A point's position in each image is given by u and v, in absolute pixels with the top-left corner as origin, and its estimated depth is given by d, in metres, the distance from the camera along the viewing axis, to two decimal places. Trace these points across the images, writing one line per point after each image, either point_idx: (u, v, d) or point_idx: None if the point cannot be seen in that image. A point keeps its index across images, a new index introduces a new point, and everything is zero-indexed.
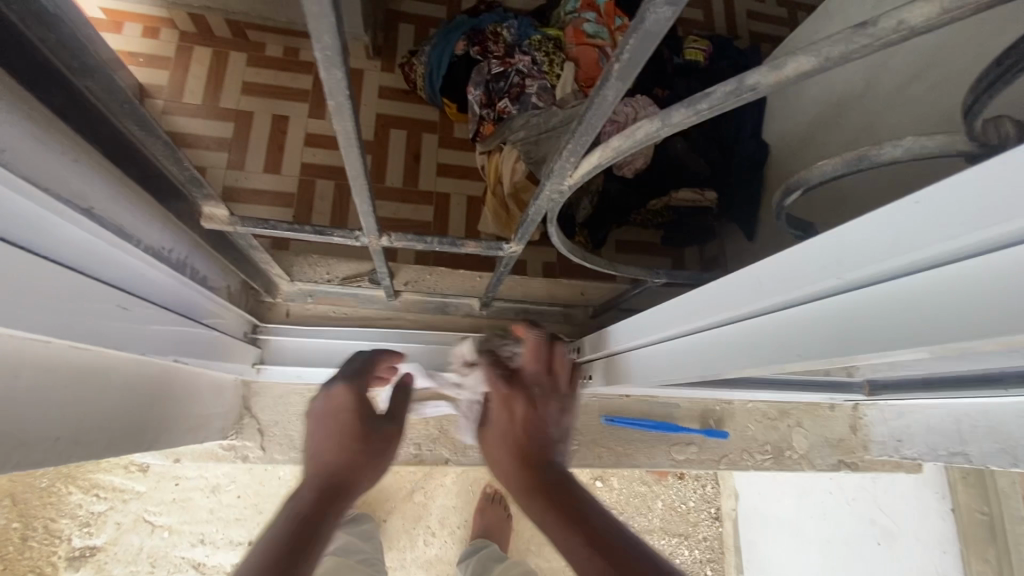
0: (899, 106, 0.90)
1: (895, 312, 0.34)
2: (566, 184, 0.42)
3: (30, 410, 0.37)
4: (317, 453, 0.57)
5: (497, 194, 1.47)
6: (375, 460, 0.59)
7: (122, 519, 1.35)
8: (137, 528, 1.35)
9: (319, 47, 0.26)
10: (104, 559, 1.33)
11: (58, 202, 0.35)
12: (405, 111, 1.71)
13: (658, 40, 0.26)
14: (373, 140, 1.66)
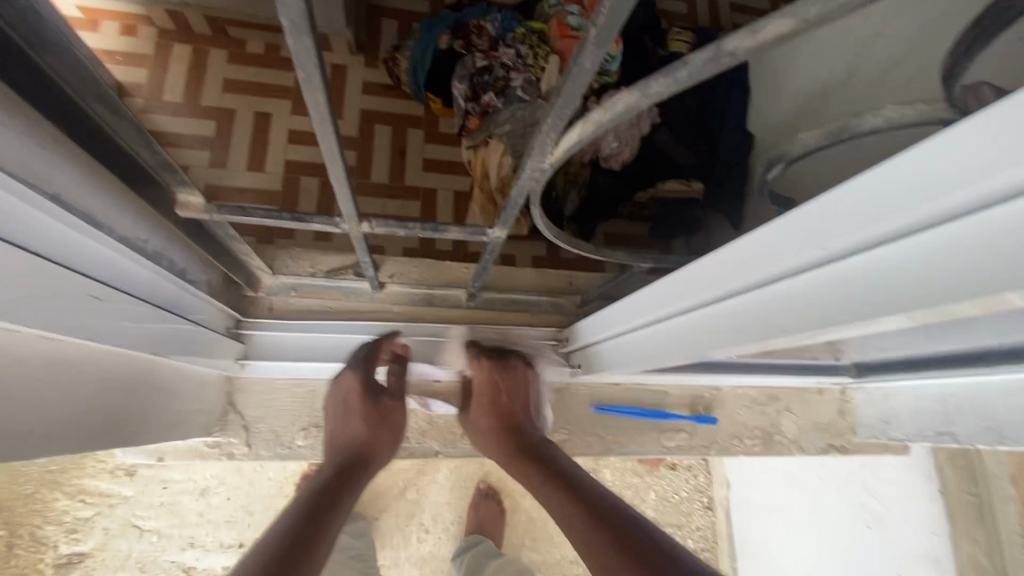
0: (881, 90, 0.90)
1: (881, 281, 0.34)
2: (548, 162, 0.42)
3: (3, 400, 0.36)
4: (341, 433, 0.67)
5: (484, 188, 1.46)
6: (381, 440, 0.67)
7: (109, 524, 1.33)
8: (124, 533, 1.33)
9: (284, 12, 0.25)
10: (92, 566, 1.31)
11: (27, 188, 0.34)
12: (389, 106, 1.69)
13: (634, 2, 0.25)
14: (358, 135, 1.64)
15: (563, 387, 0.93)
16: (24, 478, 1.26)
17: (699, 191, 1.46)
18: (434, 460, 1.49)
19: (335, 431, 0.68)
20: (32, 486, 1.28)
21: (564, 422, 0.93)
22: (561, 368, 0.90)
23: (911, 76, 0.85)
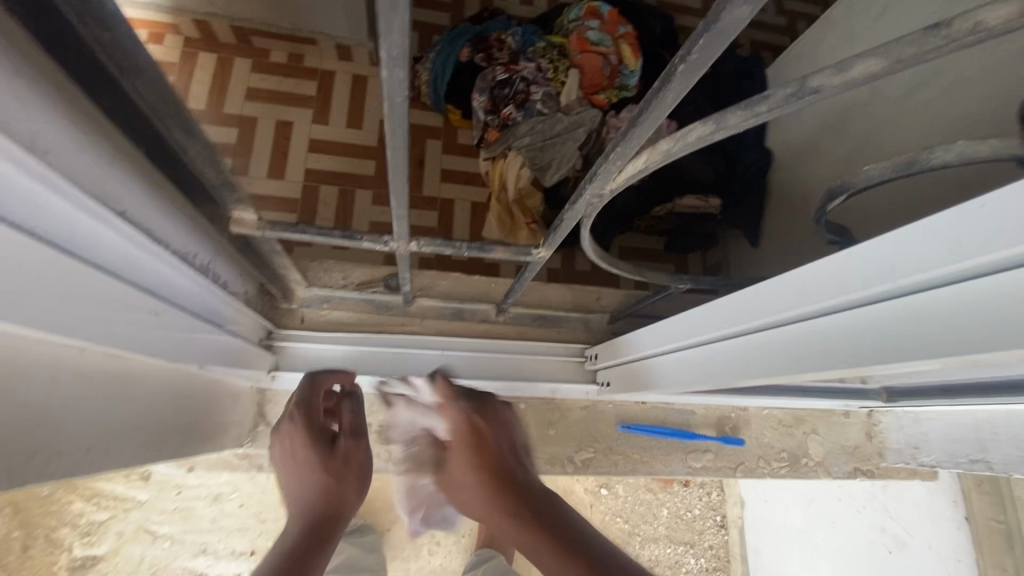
0: (907, 112, 0.90)
1: (950, 318, 0.32)
2: (609, 187, 0.42)
3: (66, 417, 0.37)
4: (296, 493, 0.59)
5: (502, 200, 1.47)
6: (347, 477, 0.60)
7: (122, 528, 1.32)
8: (139, 538, 1.33)
9: (386, 46, 0.25)
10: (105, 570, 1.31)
11: (96, 204, 0.34)
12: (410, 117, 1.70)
13: (729, 40, 0.26)
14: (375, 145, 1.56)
15: (590, 404, 0.93)
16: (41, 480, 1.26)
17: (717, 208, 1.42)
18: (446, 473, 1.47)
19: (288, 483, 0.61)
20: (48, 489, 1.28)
21: (591, 440, 0.92)
22: (588, 385, 0.91)
23: (934, 104, 0.85)
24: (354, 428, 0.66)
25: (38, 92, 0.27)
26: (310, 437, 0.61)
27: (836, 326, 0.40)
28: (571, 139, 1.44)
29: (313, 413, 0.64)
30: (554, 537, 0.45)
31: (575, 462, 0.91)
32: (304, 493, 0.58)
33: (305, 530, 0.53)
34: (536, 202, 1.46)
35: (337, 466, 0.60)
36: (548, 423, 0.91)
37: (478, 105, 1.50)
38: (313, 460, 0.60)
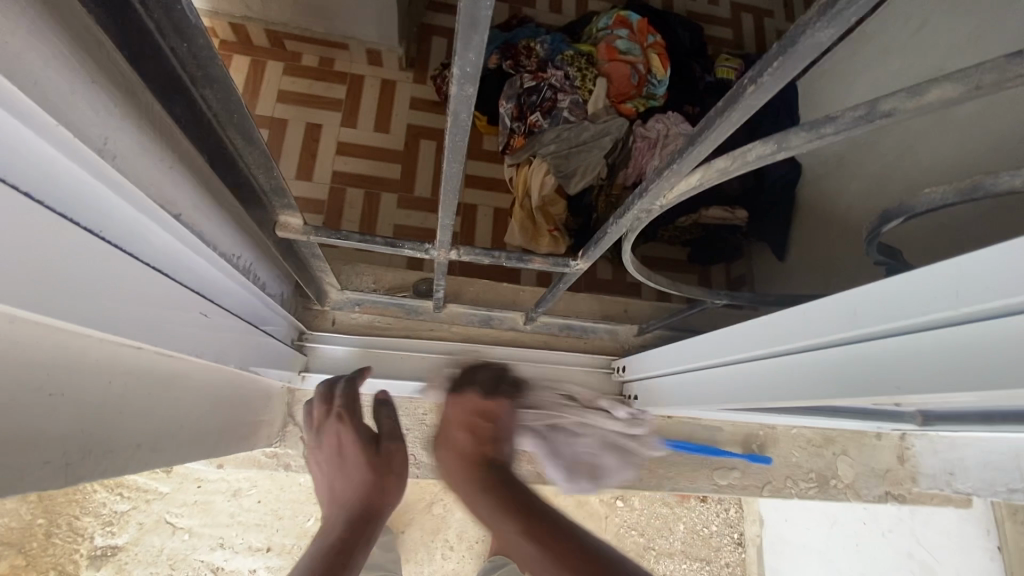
0: (943, 128, 0.88)
1: (1018, 349, 0.31)
2: (658, 204, 0.41)
3: (117, 417, 0.37)
4: (340, 489, 0.61)
5: (525, 206, 1.46)
6: (393, 478, 0.61)
7: (143, 519, 1.35)
8: (159, 529, 1.35)
9: (460, 64, 0.25)
10: (126, 559, 1.33)
11: (155, 206, 0.34)
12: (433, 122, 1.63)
13: (806, 62, 0.25)
14: (402, 149, 1.56)
15: None
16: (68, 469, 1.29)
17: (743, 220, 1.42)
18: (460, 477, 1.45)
19: (331, 483, 0.62)
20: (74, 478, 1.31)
21: None
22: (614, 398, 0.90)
23: (972, 120, 0.83)
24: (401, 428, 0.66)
25: (113, 102, 0.28)
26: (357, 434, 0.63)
27: (889, 351, 0.39)
28: (599, 147, 1.43)
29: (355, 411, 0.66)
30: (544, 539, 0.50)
31: None
32: (349, 488, 0.60)
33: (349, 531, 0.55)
34: (559, 208, 1.46)
35: (379, 468, 0.61)
36: None
37: (505, 111, 1.49)
38: (359, 457, 0.61)
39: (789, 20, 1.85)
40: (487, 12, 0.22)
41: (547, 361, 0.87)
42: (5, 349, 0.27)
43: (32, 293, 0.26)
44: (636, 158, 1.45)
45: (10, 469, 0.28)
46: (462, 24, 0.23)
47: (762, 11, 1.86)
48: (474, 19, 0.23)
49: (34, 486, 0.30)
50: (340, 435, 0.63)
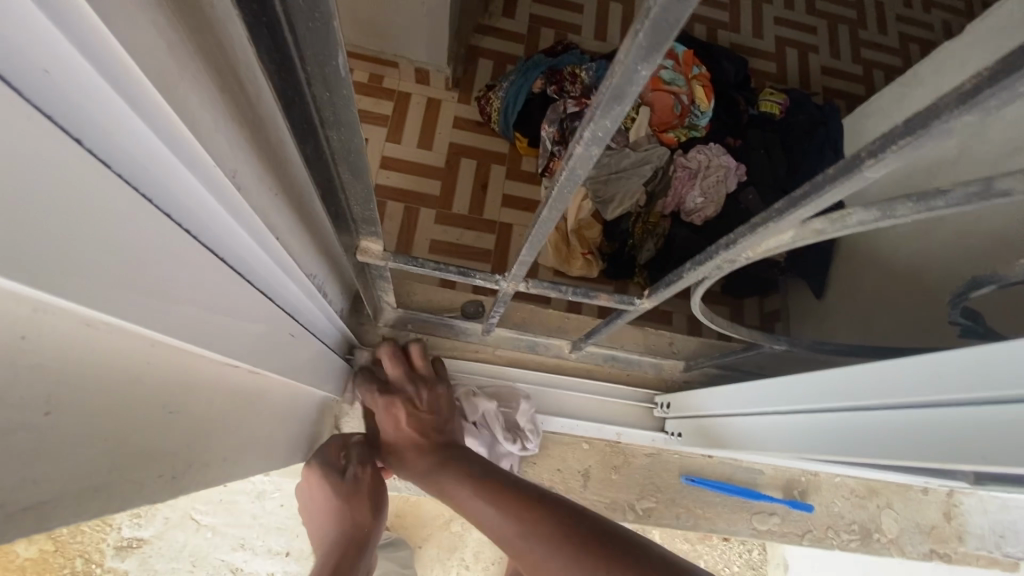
0: None
1: None
2: (744, 256, 0.43)
3: (213, 431, 0.38)
4: (326, 524, 0.70)
5: (561, 229, 1.47)
6: (366, 504, 0.71)
7: (170, 514, 1.14)
8: (182, 528, 1.14)
9: (594, 130, 0.27)
10: (151, 556, 1.13)
11: (269, 236, 0.35)
12: (474, 141, 1.63)
13: (931, 143, 0.26)
14: (443, 167, 1.59)
15: (655, 452, 0.91)
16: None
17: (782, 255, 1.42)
18: None
19: (308, 526, 0.71)
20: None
21: (654, 489, 0.90)
22: (656, 434, 0.89)
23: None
24: (368, 460, 0.74)
25: (258, 147, 0.30)
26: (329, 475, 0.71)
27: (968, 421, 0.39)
28: (638, 175, 1.43)
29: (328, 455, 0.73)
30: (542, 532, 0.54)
31: (636, 510, 0.89)
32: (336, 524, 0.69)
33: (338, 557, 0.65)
34: (593, 232, 1.47)
35: (351, 498, 0.70)
36: (612, 466, 0.90)
37: (546, 134, 1.49)
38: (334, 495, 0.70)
39: (834, 57, 1.82)
40: (638, 87, 0.24)
41: (591, 392, 0.89)
42: (143, 370, 0.28)
43: (172, 315, 0.27)
44: (675, 187, 1.46)
45: (131, 487, 0.29)
46: (608, 96, 0.24)
47: (808, 46, 1.82)
48: (621, 93, 0.24)
49: (150, 499, 0.31)
50: (323, 473, 0.71)
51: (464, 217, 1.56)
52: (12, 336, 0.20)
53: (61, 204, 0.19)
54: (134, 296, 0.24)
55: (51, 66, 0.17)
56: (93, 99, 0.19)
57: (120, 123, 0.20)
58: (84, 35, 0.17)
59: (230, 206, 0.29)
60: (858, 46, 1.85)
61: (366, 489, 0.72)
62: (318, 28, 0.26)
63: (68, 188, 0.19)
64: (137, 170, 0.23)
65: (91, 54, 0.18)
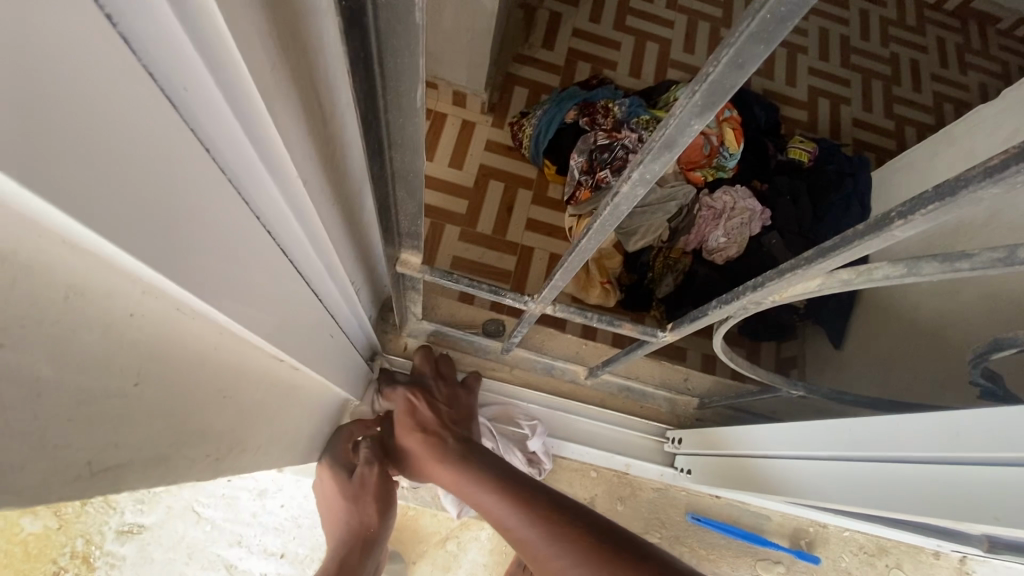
0: None
1: None
2: (769, 298, 0.44)
3: (253, 420, 0.41)
4: (336, 514, 0.75)
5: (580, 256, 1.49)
6: (372, 501, 0.75)
7: (172, 504, 0.97)
8: (186, 516, 0.97)
9: (642, 171, 0.29)
10: (150, 543, 0.96)
11: (320, 236, 0.38)
12: (505, 165, 1.67)
13: (959, 208, 0.28)
14: (472, 187, 1.63)
15: (662, 486, 0.91)
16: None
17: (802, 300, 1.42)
18: None
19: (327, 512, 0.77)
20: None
21: (658, 524, 0.90)
22: (664, 468, 0.90)
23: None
24: (374, 457, 0.77)
25: (321, 158, 0.33)
26: (336, 473, 0.75)
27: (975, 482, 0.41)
28: (662, 211, 1.46)
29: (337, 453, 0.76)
30: (547, 526, 0.59)
31: None
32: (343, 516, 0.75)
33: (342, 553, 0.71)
34: (614, 262, 1.48)
35: (359, 496, 0.74)
36: (618, 497, 0.90)
37: (575, 164, 1.52)
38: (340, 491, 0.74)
39: (866, 110, 1.84)
40: (687, 138, 0.26)
41: (602, 422, 0.90)
42: (209, 355, 0.31)
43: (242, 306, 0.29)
44: (699, 226, 1.48)
45: (181, 460, 0.30)
46: (659, 143, 0.27)
47: (841, 98, 1.85)
48: (671, 142, 0.26)
49: (195, 477, 0.33)
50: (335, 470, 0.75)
51: (488, 237, 1.60)
52: (123, 315, 0.22)
53: (186, 200, 0.22)
54: (221, 287, 0.27)
55: (193, 84, 0.20)
56: (215, 113, 0.21)
57: (228, 131, 0.23)
58: (220, 61, 0.20)
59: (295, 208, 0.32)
60: (891, 102, 1.87)
61: (372, 488, 0.75)
62: (405, 64, 0.28)
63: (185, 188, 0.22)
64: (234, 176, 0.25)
65: (225, 76, 0.20)
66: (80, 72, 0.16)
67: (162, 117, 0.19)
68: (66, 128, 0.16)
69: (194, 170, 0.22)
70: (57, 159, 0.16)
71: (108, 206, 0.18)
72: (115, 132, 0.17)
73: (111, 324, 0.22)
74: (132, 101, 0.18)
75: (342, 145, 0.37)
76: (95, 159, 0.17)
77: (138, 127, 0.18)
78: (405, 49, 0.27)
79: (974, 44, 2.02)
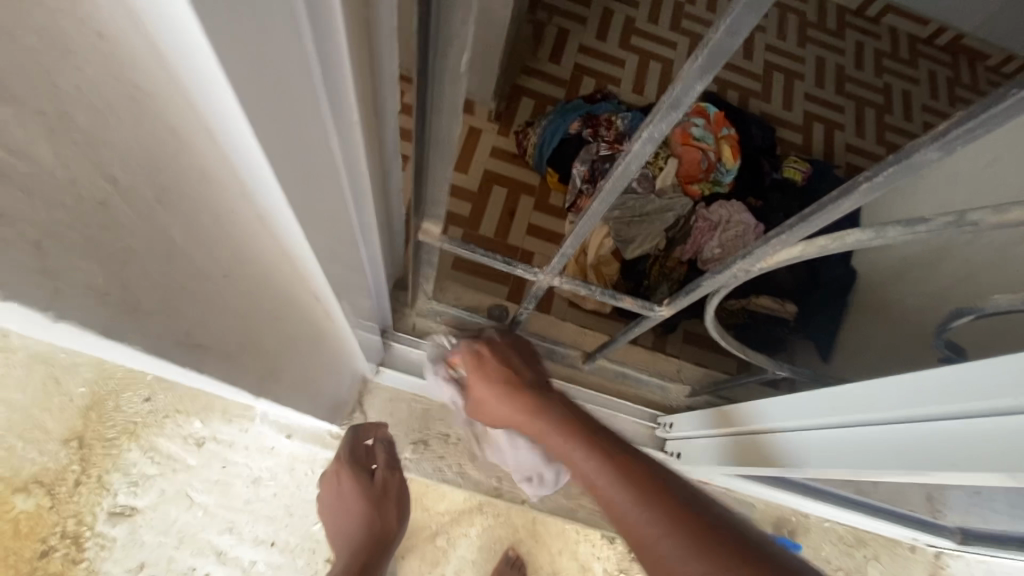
0: (993, 271, 0.94)
1: None
2: (757, 267, 0.49)
3: (290, 353, 0.45)
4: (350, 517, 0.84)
5: (580, 261, 1.49)
6: (389, 501, 0.85)
7: (166, 488, 0.92)
8: (178, 501, 0.92)
9: (651, 131, 0.35)
10: (141, 527, 0.91)
11: (366, 191, 0.42)
12: (510, 171, 1.73)
13: (915, 171, 0.33)
14: (476, 191, 1.69)
15: None
16: (87, 366, 0.94)
17: (792, 314, 1.48)
18: (476, 500, 0.96)
19: (337, 510, 0.86)
20: (94, 395, 0.95)
21: None
22: (655, 453, 0.94)
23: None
24: (390, 462, 0.88)
25: (368, 108, 0.38)
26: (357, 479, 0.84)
27: (931, 435, 0.46)
28: (660, 220, 1.51)
29: (356, 460, 0.86)
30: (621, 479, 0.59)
31: None
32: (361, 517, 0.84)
33: (365, 552, 0.81)
34: (612, 270, 1.48)
35: (380, 497, 0.85)
36: None
37: (578, 173, 1.58)
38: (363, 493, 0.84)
39: (858, 136, 1.92)
40: (689, 99, 0.31)
41: (597, 405, 0.94)
42: (274, 276, 0.35)
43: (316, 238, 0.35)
44: (695, 236, 1.54)
45: (241, 367, 0.35)
46: (667, 104, 0.32)
47: (835, 122, 1.93)
48: (678, 102, 0.32)
49: (242, 385, 0.37)
50: (358, 477, 0.84)
51: (490, 239, 1.65)
52: (228, 213, 0.27)
53: (306, 136, 0.27)
54: (312, 219, 0.32)
55: (311, 32, 0.24)
56: (317, 60, 0.26)
57: (324, 76, 0.27)
58: (331, 20, 0.25)
59: (357, 158, 0.37)
60: (883, 129, 1.95)
61: (393, 492, 0.86)
62: (456, 33, 0.33)
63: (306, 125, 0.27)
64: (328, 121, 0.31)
65: (327, 26, 0.25)
66: (276, 23, 0.20)
67: (298, 62, 0.24)
68: (261, 67, 0.20)
69: (304, 108, 0.26)
70: (253, 91, 0.20)
71: (267, 132, 0.22)
72: (277, 72, 0.22)
73: (223, 218, 0.27)
74: (292, 46, 0.23)
75: (383, 108, 0.42)
76: (268, 93, 0.21)
77: (294, 70, 0.24)
78: (456, 16, 0.32)
79: (964, 78, 2.11)
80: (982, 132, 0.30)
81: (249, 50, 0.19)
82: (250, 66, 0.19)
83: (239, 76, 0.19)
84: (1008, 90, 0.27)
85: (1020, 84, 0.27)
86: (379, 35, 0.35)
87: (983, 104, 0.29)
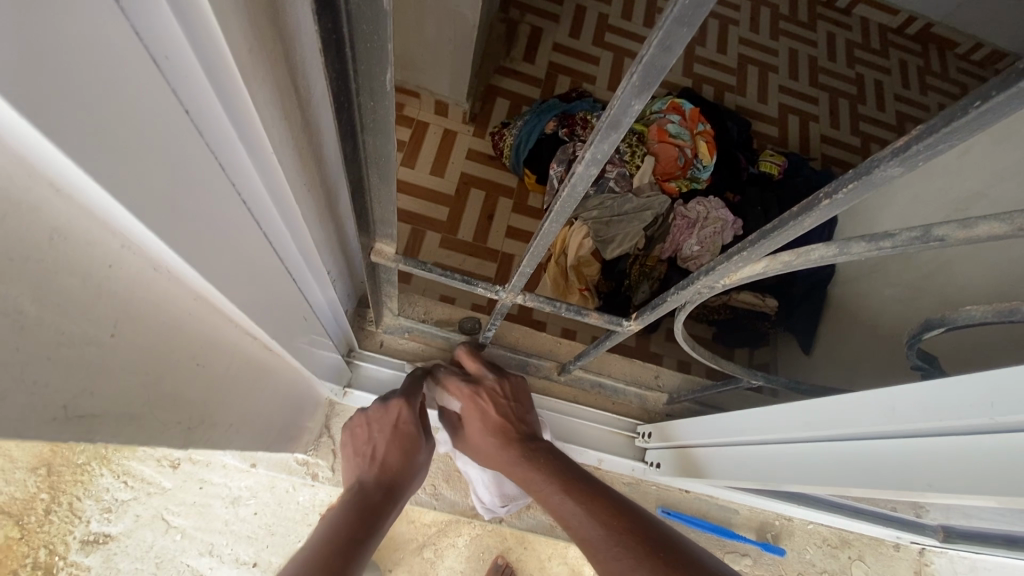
0: (969, 261, 0.94)
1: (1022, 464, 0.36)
2: (721, 282, 0.47)
3: (227, 397, 0.42)
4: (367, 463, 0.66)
5: (559, 264, 1.46)
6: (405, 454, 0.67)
7: (142, 512, 0.88)
8: (154, 526, 0.87)
9: (593, 151, 0.33)
10: (116, 554, 0.86)
11: (298, 221, 0.40)
12: (486, 173, 1.70)
13: (874, 187, 0.31)
14: (453, 194, 1.66)
15: (633, 481, 0.94)
16: None
17: (773, 309, 1.48)
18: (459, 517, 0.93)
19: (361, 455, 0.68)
20: None
21: None
22: (635, 463, 0.92)
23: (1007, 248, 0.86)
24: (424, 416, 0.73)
25: (298, 136, 0.35)
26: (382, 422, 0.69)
27: (904, 455, 0.44)
28: (639, 220, 1.47)
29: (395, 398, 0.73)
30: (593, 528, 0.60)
31: None
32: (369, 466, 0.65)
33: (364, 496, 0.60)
34: (593, 270, 1.46)
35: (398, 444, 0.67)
36: None
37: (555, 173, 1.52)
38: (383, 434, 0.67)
39: (833, 127, 1.92)
40: (629, 117, 0.29)
41: (576, 417, 0.91)
42: (187, 320, 0.32)
43: (227, 280, 0.32)
44: (674, 234, 1.51)
45: (153, 423, 0.32)
46: (607, 125, 0.30)
47: (810, 114, 1.93)
48: (617, 121, 0.30)
49: (166, 441, 0.34)
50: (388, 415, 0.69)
51: (469, 243, 1.62)
52: (101, 266, 0.24)
53: (190, 178, 0.25)
54: (213, 263, 0.29)
55: (186, 64, 0.22)
56: (202, 95, 0.23)
57: (217, 117, 0.25)
58: (215, 60, 0.23)
59: (278, 193, 0.35)
60: (858, 119, 1.95)
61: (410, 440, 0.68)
62: (374, 49, 0.30)
63: (190, 169, 0.25)
64: (229, 161, 0.28)
65: (209, 62, 0.22)
66: (108, 61, 0.18)
67: (162, 103, 0.22)
68: (82, 97, 0.18)
69: (185, 151, 0.24)
70: (71, 124, 0.17)
71: (107, 166, 0.20)
72: (119, 99, 0.19)
73: (94, 273, 0.24)
74: (148, 87, 0.21)
75: (317, 131, 0.39)
76: (101, 127, 0.19)
77: (157, 110, 0.21)
78: (371, 31, 0.29)
79: (934, 66, 2.12)
80: (942, 147, 0.28)
81: (45, 72, 0.16)
82: (53, 95, 0.17)
83: (40, 108, 0.16)
84: (968, 103, 0.25)
85: (981, 97, 0.25)
86: (297, 53, 0.31)
87: (944, 117, 0.26)
